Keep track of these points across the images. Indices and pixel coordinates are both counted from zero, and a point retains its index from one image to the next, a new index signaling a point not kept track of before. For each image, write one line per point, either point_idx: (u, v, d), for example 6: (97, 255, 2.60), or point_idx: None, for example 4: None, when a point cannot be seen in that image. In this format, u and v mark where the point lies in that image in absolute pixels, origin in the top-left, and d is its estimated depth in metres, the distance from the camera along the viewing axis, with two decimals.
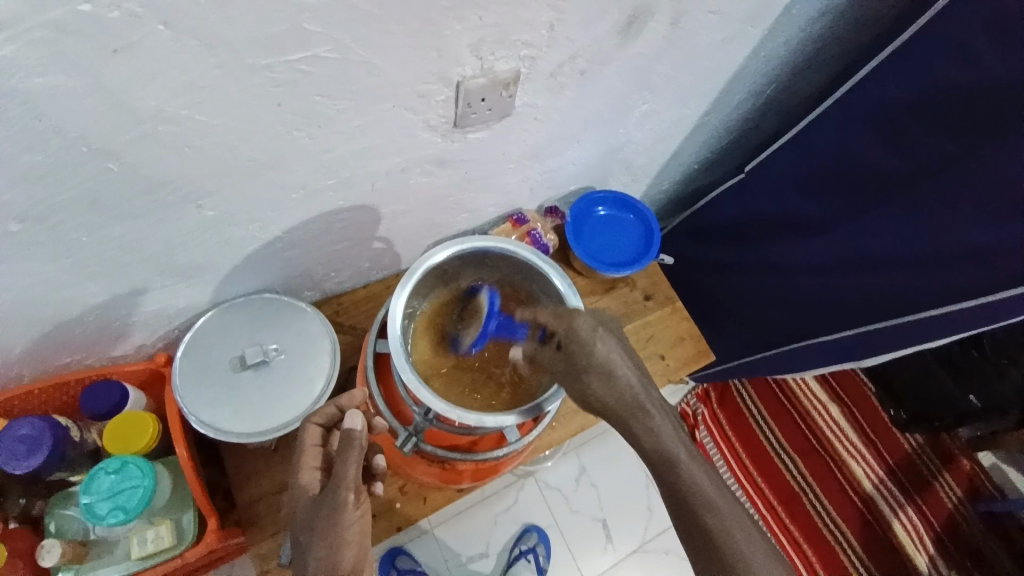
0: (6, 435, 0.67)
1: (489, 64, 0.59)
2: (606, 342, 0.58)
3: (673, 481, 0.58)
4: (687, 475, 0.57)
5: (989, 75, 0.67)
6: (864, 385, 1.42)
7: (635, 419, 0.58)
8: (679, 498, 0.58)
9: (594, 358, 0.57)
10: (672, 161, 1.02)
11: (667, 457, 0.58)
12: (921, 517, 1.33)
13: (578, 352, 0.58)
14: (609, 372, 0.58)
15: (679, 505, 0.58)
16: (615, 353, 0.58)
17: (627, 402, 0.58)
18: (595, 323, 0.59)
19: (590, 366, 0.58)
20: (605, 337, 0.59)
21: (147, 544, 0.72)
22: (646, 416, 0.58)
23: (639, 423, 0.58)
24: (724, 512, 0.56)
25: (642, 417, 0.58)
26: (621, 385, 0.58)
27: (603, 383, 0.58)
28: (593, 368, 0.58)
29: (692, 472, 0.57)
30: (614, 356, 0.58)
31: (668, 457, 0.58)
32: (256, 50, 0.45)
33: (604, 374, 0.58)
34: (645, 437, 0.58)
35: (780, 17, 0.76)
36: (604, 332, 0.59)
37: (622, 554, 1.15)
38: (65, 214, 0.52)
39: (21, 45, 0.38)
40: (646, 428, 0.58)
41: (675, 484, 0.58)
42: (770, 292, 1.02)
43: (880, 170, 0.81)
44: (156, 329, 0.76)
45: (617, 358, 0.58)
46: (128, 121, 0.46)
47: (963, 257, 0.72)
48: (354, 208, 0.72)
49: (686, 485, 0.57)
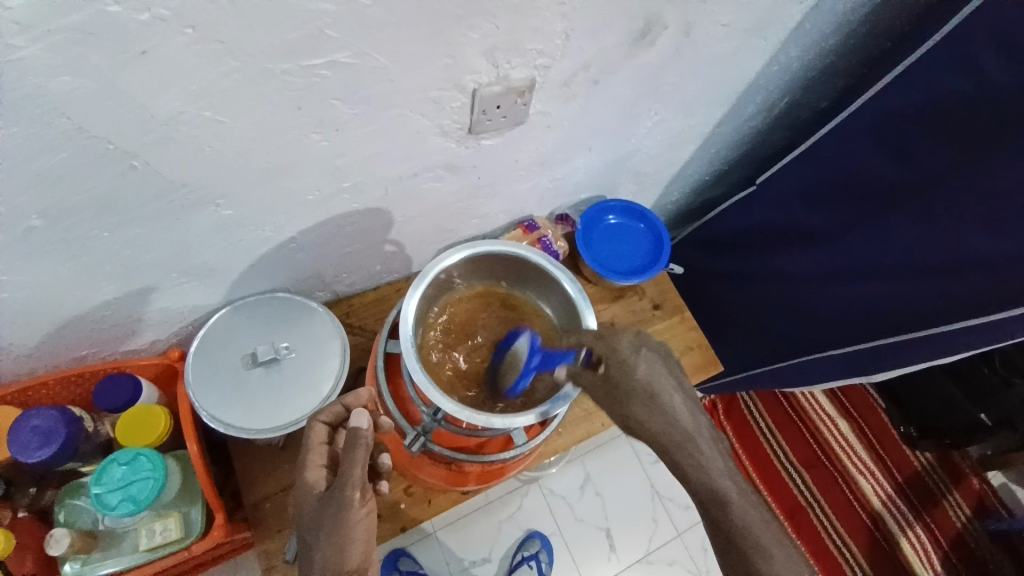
0: (20, 425, 0.68)
1: (502, 71, 0.60)
2: (649, 363, 0.58)
3: (719, 516, 0.56)
4: (734, 510, 0.55)
5: (1001, 92, 0.67)
6: (873, 399, 1.41)
7: (679, 449, 0.56)
8: (726, 535, 0.56)
9: (636, 380, 0.57)
10: (683, 172, 1.02)
11: (716, 494, 0.56)
12: (930, 536, 1.31)
13: (619, 372, 0.57)
14: (652, 395, 0.57)
15: (725, 540, 0.56)
16: (658, 375, 0.57)
17: (671, 431, 0.56)
18: (639, 343, 0.58)
19: (634, 388, 0.57)
20: (648, 358, 0.58)
21: (154, 536, 0.73)
22: (690, 447, 0.56)
23: (684, 454, 0.56)
24: (776, 556, 0.54)
25: (688, 448, 0.56)
26: (664, 410, 0.57)
27: (646, 407, 0.57)
28: (636, 390, 0.57)
29: (741, 509, 0.55)
30: (658, 379, 0.57)
31: (716, 493, 0.55)
32: (276, 55, 0.47)
33: (646, 397, 0.57)
34: (690, 469, 0.56)
35: (792, 31, 0.76)
36: (647, 353, 0.58)
37: (625, 565, 1.15)
38: (87, 212, 0.53)
39: (47, 46, 0.39)
40: (692, 461, 0.56)
41: (721, 520, 0.56)
42: (779, 305, 1.02)
43: (891, 185, 0.81)
44: (170, 326, 0.78)
45: (661, 381, 0.57)
46: (150, 122, 0.48)
47: (974, 275, 0.72)
48: (366, 211, 0.73)
49: (735, 524, 0.55)
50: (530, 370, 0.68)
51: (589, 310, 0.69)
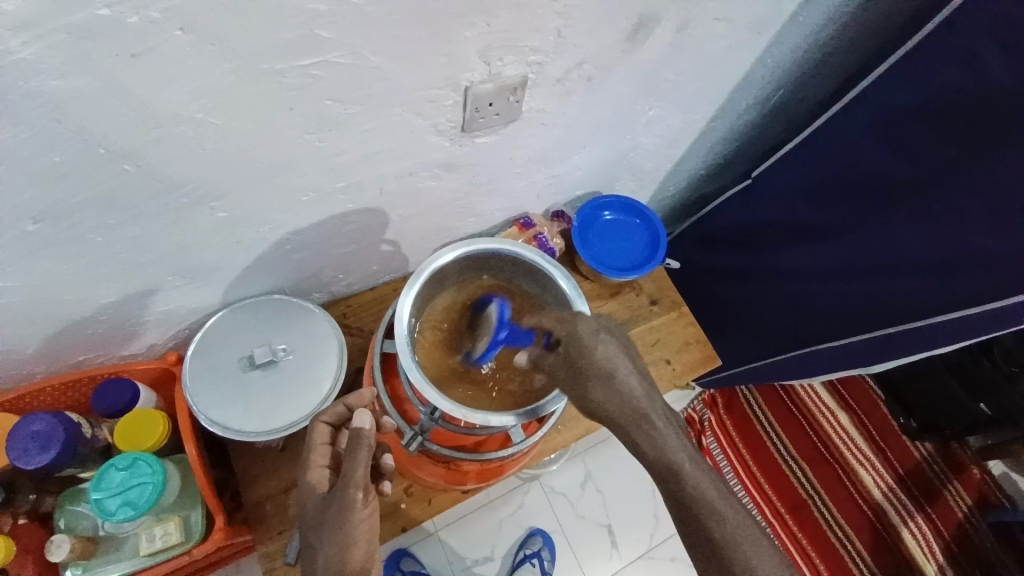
0: (19, 431, 0.68)
1: (497, 69, 0.60)
2: (607, 345, 0.58)
3: (676, 491, 0.56)
4: (692, 485, 0.55)
5: (996, 81, 0.67)
6: (873, 392, 1.42)
7: (636, 428, 0.56)
8: (686, 511, 0.56)
9: (593, 359, 0.57)
10: (679, 166, 1.02)
11: (673, 470, 0.56)
12: (931, 528, 1.31)
13: (578, 353, 0.58)
14: (609, 374, 0.57)
15: (685, 517, 0.56)
16: (616, 356, 0.58)
17: (628, 409, 0.57)
18: (596, 325, 0.60)
19: (591, 368, 0.57)
20: (606, 340, 0.59)
21: (155, 540, 0.73)
22: (646, 425, 0.56)
23: (641, 432, 0.56)
24: (734, 527, 0.55)
25: (645, 425, 0.56)
26: (620, 388, 0.57)
27: (604, 388, 0.57)
28: (593, 370, 0.57)
29: (699, 484, 0.55)
30: (615, 359, 0.58)
31: (674, 470, 0.56)
32: (270, 56, 0.46)
33: (604, 377, 0.57)
34: (648, 447, 0.56)
35: (788, 23, 0.76)
36: (605, 335, 0.59)
37: (627, 561, 1.15)
38: (83, 215, 0.53)
39: (40, 48, 0.39)
40: (649, 438, 0.56)
41: (680, 495, 0.56)
42: (777, 298, 1.02)
43: (888, 176, 0.81)
44: (168, 329, 0.78)
45: (618, 362, 0.58)
46: (145, 124, 0.48)
47: (972, 265, 0.72)
48: (363, 211, 0.73)
49: (693, 498, 0.55)
50: (497, 342, 0.69)
51: (585, 307, 0.69)
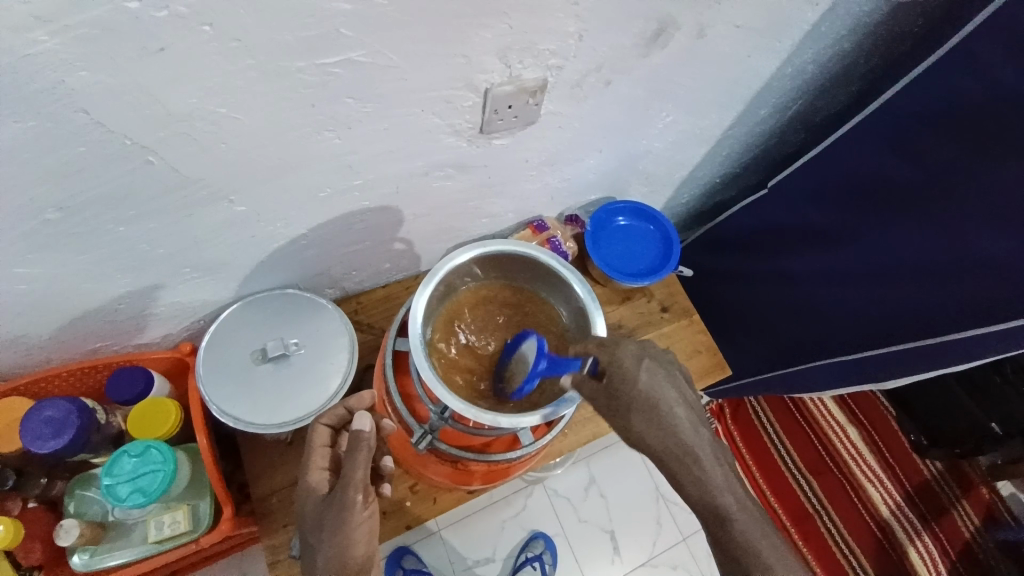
0: (32, 416, 0.69)
1: (515, 71, 0.60)
2: (652, 375, 0.58)
3: (719, 529, 0.57)
4: (735, 524, 0.56)
5: (1015, 97, 0.66)
6: (883, 407, 1.40)
7: (680, 463, 0.57)
8: (727, 547, 0.56)
9: (637, 391, 0.57)
10: (693, 174, 1.02)
11: (716, 508, 0.56)
12: (937, 546, 1.30)
13: (620, 383, 0.58)
14: (653, 406, 0.57)
15: (724, 551, 0.57)
16: (661, 387, 0.58)
17: (670, 443, 0.57)
18: (641, 354, 0.59)
19: (635, 400, 0.57)
20: (651, 370, 0.58)
21: (163, 529, 0.73)
22: (689, 460, 0.57)
23: (684, 467, 0.57)
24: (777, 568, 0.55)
25: (689, 460, 0.57)
26: (664, 422, 0.57)
27: (647, 420, 0.57)
28: (637, 402, 0.57)
29: (741, 521, 0.56)
30: (659, 391, 0.58)
31: (716, 506, 0.56)
32: (291, 53, 0.47)
33: (647, 409, 0.57)
34: (690, 482, 0.57)
35: (807, 33, 0.76)
36: (650, 365, 0.59)
37: (628, 567, 1.14)
38: (103, 206, 0.54)
39: (65, 40, 0.40)
40: (692, 474, 0.57)
41: (721, 533, 0.56)
42: (788, 308, 1.01)
43: (904, 190, 0.80)
44: (181, 320, 0.79)
45: (664, 394, 0.58)
46: (166, 118, 0.48)
47: (987, 282, 0.71)
48: (377, 209, 0.73)
49: (735, 536, 0.56)
50: (537, 374, 0.65)
51: (598, 310, 0.69)
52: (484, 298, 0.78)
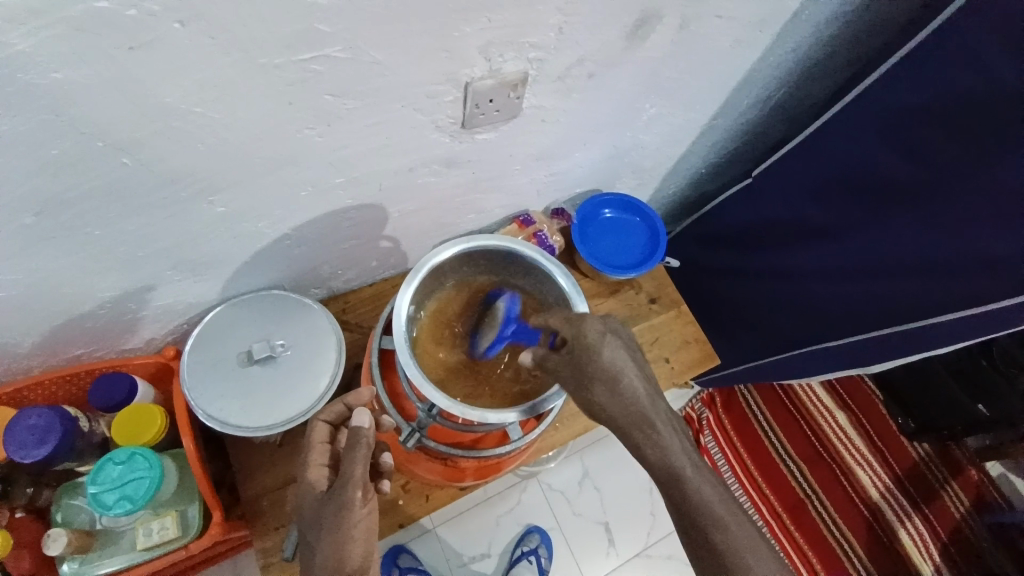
0: (15, 425, 0.68)
1: (496, 65, 0.60)
2: (613, 347, 0.58)
3: (678, 497, 0.56)
4: (694, 492, 0.56)
5: (999, 79, 0.66)
6: (871, 393, 1.42)
7: (639, 432, 0.57)
8: (688, 515, 0.56)
9: (600, 363, 0.57)
10: (679, 165, 1.02)
11: (673, 473, 0.56)
12: (928, 528, 1.32)
13: (585, 356, 0.58)
14: (614, 378, 0.57)
15: (683, 519, 0.57)
16: (622, 359, 0.58)
17: (631, 415, 0.57)
18: (604, 328, 0.59)
19: (595, 370, 0.57)
20: (613, 343, 0.58)
21: (152, 535, 0.73)
22: (649, 429, 0.57)
23: (644, 437, 0.57)
24: (736, 534, 0.55)
25: (647, 429, 0.57)
26: (626, 394, 0.57)
27: (607, 389, 0.57)
28: (599, 374, 0.57)
29: (699, 486, 0.56)
30: (622, 363, 0.58)
31: (674, 474, 0.56)
32: (269, 50, 0.46)
33: (609, 381, 0.57)
34: (649, 450, 0.57)
35: (790, 21, 0.76)
36: (612, 338, 0.59)
37: (624, 559, 1.15)
38: (80, 209, 0.53)
39: (36, 40, 0.39)
40: (651, 441, 0.57)
41: (681, 499, 0.56)
42: (778, 296, 1.02)
43: (890, 173, 0.80)
44: (166, 324, 0.78)
45: (624, 365, 0.58)
46: (143, 118, 0.47)
47: (975, 265, 0.71)
48: (361, 206, 0.72)
49: (695, 505, 0.56)
50: (504, 338, 0.70)
51: (584, 305, 0.69)
52: (467, 286, 0.77)
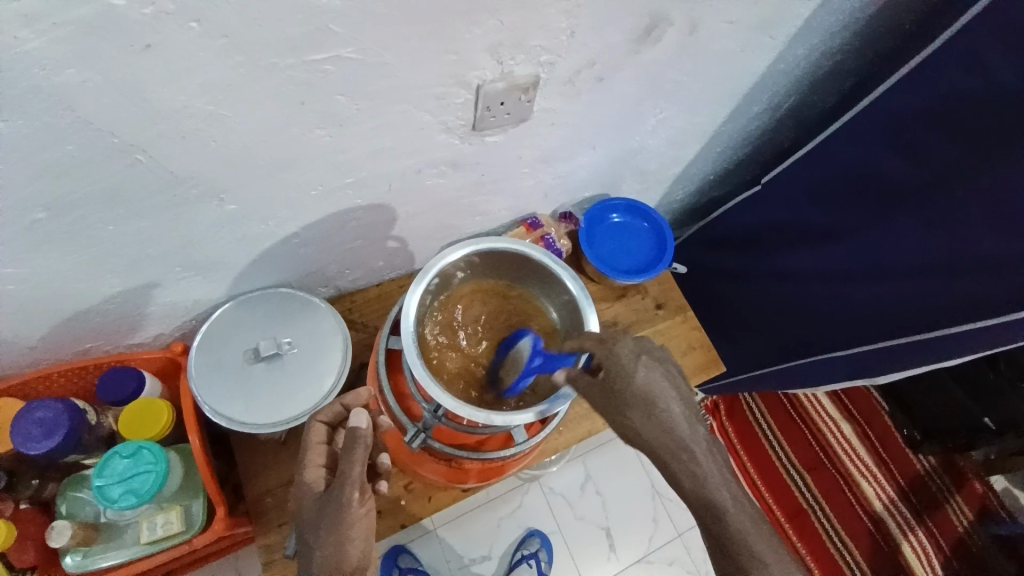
0: (23, 417, 0.68)
1: (508, 68, 0.60)
2: (649, 371, 0.58)
3: (715, 527, 0.56)
4: (733, 523, 0.56)
5: (1009, 92, 0.66)
6: (876, 402, 1.41)
7: (675, 460, 0.57)
8: (724, 546, 0.56)
9: (635, 388, 0.57)
10: (686, 171, 1.02)
11: (711, 504, 0.56)
12: (931, 540, 1.31)
13: (619, 380, 0.58)
14: (650, 404, 0.57)
15: (721, 550, 0.57)
16: (658, 383, 0.58)
17: (668, 440, 0.57)
18: (638, 351, 0.59)
19: (630, 396, 0.57)
20: (648, 366, 0.58)
21: (156, 529, 0.73)
22: (686, 456, 0.57)
23: (681, 466, 0.57)
24: (775, 567, 0.55)
25: (684, 457, 0.57)
26: (663, 419, 0.57)
27: (642, 415, 0.57)
28: (635, 399, 0.57)
29: (738, 520, 0.56)
30: (658, 388, 0.57)
31: (711, 504, 0.56)
32: (279, 50, 0.47)
33: (645, 405, 0.57)
34: (686, 478, 0.57)
35: (799, 30, 0.76)
36: (648, 361, 0.58)
37: (625, 564, 1.15)
38: (92, 206, 0.53)
39: (51, 39, 0.39)
40: (688, 469, 0.57)
41: (719, 530, 0.56)
42: (784, 304, 1.02)
43: (897, 183, 0.80)
44: (173, 320, 0.78)
45: (660, 390, 0.58)
46: (156, 117, 0.48)
47: (982, 277, 0.71)
48: (368, 207, 0.73)
49: (734, 537, 0.56)
50: (531, 370, 0.67)
51: (591, 308, 0.69)
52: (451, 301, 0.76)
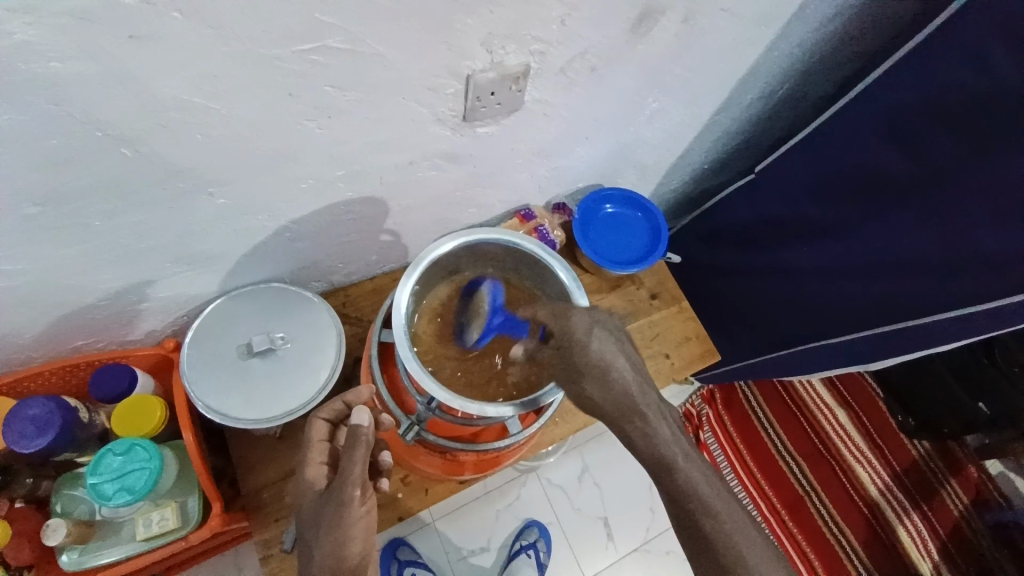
0: (16, 415, 0.68)
1: (499, 58, 0.59)
2: (601, 340, 0.58)
3: (668, 484, 0.57)
4: (684, 478, 0.56)
5: (1005, 78, 0.66)
6: (872, 389, 1.42)
7: (628, 422, 0.58)
8: (680, 504, 0.57)
9: (587, 357, 0.58)
10: (681, 160, 1.02)
11: (662, 460, 0.57)
12: (926, 525, 1.32)
13: (573, 349, 0.58)
14: (603, 371, 0.57)
15: (675, 508, 0.57)
16: (610, 351, 0.58)
17: (620, 404, 0.57)
18: (590, 322, 0.59)
19: (584, 364, 0.58)
20: (599, 335, 0.59)
21: (151, 526, 0.73)
22: (639, 418, 0.57)
23: (634, 427, 0.58)
24: (725, 520, 0.55)
25: (636, 419, 0.57)
26: (616, 384, 0.57)
27: (596, 383, 0.57)
28: (588, 367, 0.58)
29: (688, 473, 0.56)
30: (610, 356, 0.58)
31: (664, 461, 0.57)
32: (269, 40, 0.46)
33: (597, 373, 0.57)
34: (640, 441, 0.58)
35: (794, 16, 0.75)
36: (599, 332, 0.59)
37: (623, 554, 1.15)
38: (81, 200, 0.53)
39: (36, 30, 0.38)
40: (640, 431, 0.57)
41: (672, 487, 0.57)
42: (780, 293, 1.01)
43: (889, 172, 0.80)
44: (166, 316, 0.78)
45: (612, 357, 0.58)
46: (144, 110, 0.47)
47: (976, 265, 0.71)
48: (362, 200, 0.72)
49: (688, 496, 0.56)
50: (493, 328, 0.71)
51: (584, 298, 0.68)
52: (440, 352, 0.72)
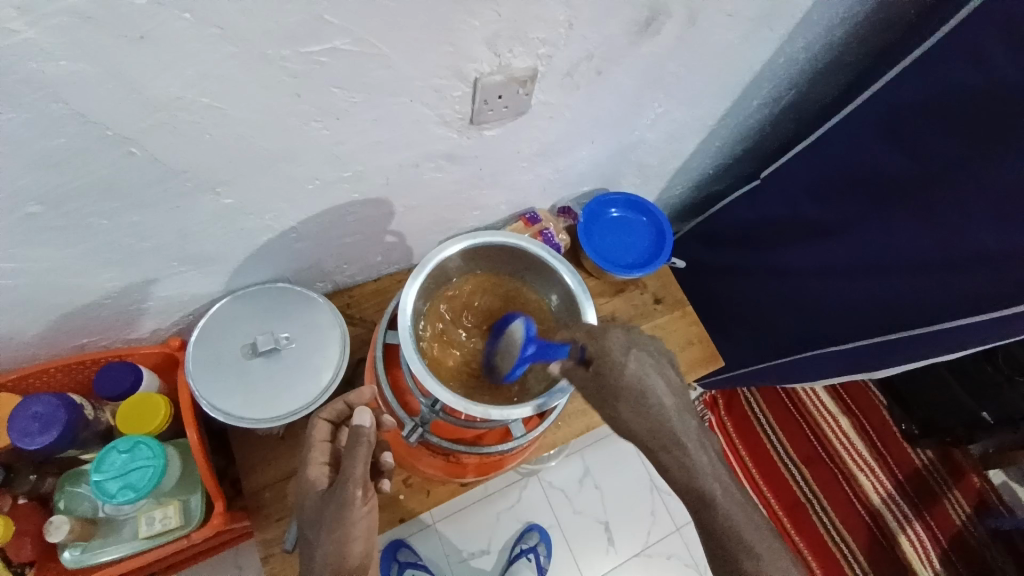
0: (20, 412, 0.68)
1: (505, 60, 0.60)
2: (640, 363, 0.57)
3: (705, 516, 0.57)
4: (722, 513, 0.56)
5: (1009, 85, 0.66)
6: (874, 396, 1.41)
7: (664, 450, 0.57)
8: (716, 536, 0.57)
9: (625, 381, 0.57)
10: (685, 165, 1.02)
11: (701, 494, 0.56)
12: (928, 533, 1.31)
13: (611, 374, 0.57)
14: (640, 396, 0.57)
15: (712, 538, 0.57)
16: (649, 375, 0.57)
17: (657, 431, 0.57)
18: (629, 344, 0.58)
19: (621, 388, 0.57)
20: (639, 358, 0.58)
21: (154, 523, 0.73)
22: (677, 447, 0.57)
23: (671, 456, 0.57)
24: (763, 554, 0.55)
25: (674, 448, 0.57)
26: (654, 410, 0.57)
27: (633, 409, 0.57)
28: (624, 389, 0.57)
29: (726, 508, 0.56)
30: (648, 380, 0.57)
31: (701, 493, 0.56)
32: (274, 40, 0.46)
33: (635, 397, 0.57)
34: (676, 469, 0.57)
35: (799, 22, 0.75)
36: (638, 355, 0.58)
37: (624, 557, 1.15)
38: (86, 199, 0.53)
39: (43, 30, 0.39)
40: (677, 460, 0.57)
41: (708, 520, 0.57)
42: (783, 298, 1.01)
43: (893, 179, 0.80)
44: (170, 315, 0.78)
45: (651, 382, 0.57)
46: (149, 109, 0.48)
47: (980, 273, 0.71)
48: (366, 201, 0.72)
49: (721, 521, 0.56)
50: (526, 359, 0.66)
51: (589, 302, 0.68)
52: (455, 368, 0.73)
